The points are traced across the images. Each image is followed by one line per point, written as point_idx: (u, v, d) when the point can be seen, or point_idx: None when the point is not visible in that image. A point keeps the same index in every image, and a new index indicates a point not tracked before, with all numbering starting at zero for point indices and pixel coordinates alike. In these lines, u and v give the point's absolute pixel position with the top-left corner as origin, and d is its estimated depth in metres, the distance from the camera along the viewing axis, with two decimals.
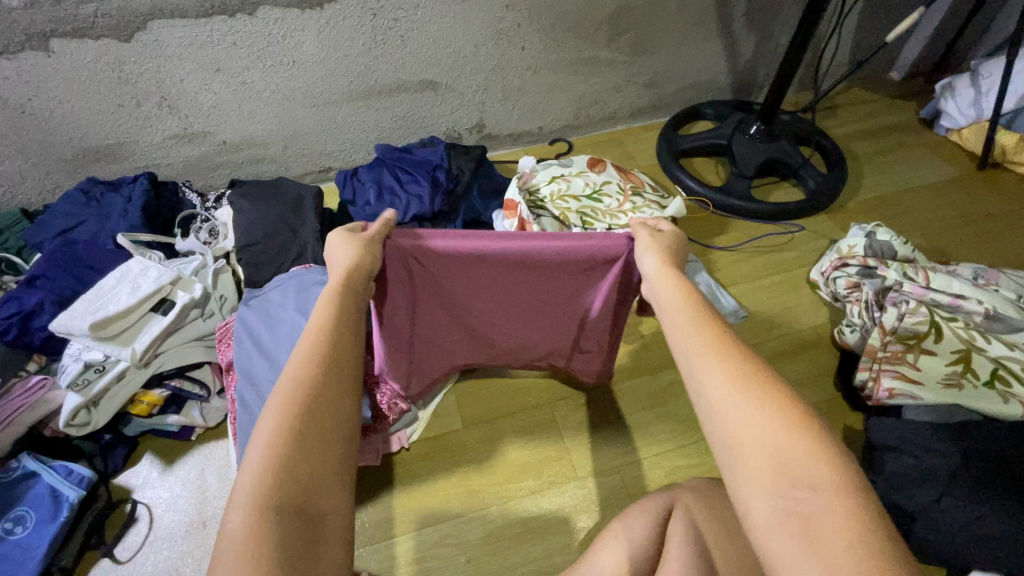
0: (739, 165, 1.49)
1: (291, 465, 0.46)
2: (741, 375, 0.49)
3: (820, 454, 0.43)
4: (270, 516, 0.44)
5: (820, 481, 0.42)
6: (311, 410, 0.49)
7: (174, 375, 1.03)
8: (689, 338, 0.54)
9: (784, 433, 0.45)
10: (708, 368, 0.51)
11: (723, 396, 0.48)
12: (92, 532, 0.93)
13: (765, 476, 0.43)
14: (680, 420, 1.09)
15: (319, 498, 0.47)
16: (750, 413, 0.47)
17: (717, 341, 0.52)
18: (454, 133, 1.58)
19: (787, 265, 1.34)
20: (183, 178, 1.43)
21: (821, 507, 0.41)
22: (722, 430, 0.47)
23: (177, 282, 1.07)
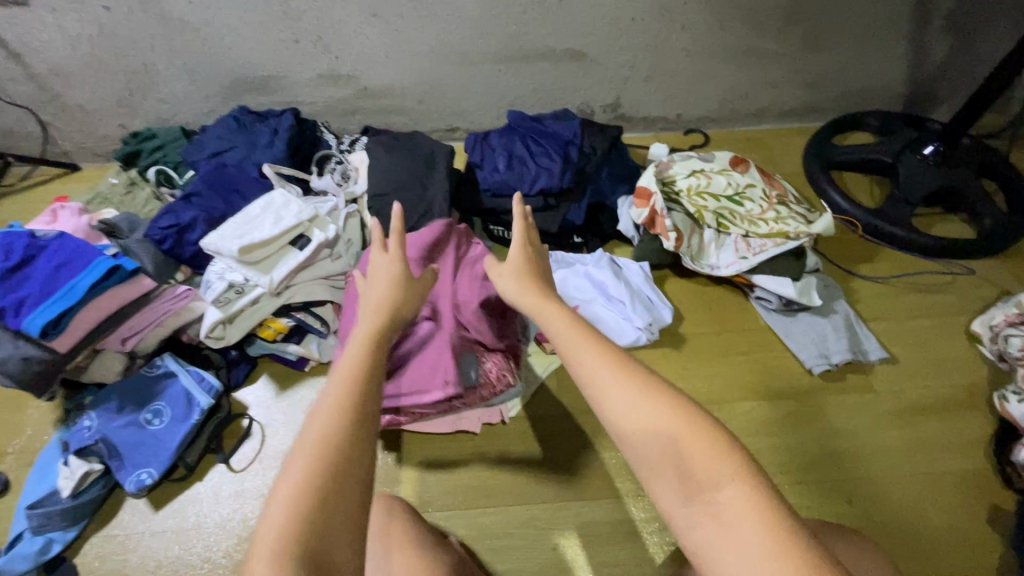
0: (902, 188, 1.32)
1: (311, 519, 0.45)
2: (640, 384, 0.52)
3: (718, 452, 0.47)
4: (291, 566, 0.42)
5: (722, 477, 0.46)
6: (325, 447, 0.49)
7: (300, 308, 1.07)
8: (580, 362, 0.56)
9: (675, 440, 0.48)
10: (609, 387, 0.53)
11: (629, 418, 0.51)
12: (214, 438, 1.00)
13: (675, 486, 0.47)
14: (798, 456, 0.99)
15: (328, 541, 0.45)
16: (649, 425, 0.49)
17: (606, 358, 0.55)
18: (587, 110, 1.51)
19: (944, 309, 1.18)
20: (322, 118, 1.47)
21: (730, 500, 0.45)
22: (631, 448, 0.50)
23: (314, 220, 1.10)
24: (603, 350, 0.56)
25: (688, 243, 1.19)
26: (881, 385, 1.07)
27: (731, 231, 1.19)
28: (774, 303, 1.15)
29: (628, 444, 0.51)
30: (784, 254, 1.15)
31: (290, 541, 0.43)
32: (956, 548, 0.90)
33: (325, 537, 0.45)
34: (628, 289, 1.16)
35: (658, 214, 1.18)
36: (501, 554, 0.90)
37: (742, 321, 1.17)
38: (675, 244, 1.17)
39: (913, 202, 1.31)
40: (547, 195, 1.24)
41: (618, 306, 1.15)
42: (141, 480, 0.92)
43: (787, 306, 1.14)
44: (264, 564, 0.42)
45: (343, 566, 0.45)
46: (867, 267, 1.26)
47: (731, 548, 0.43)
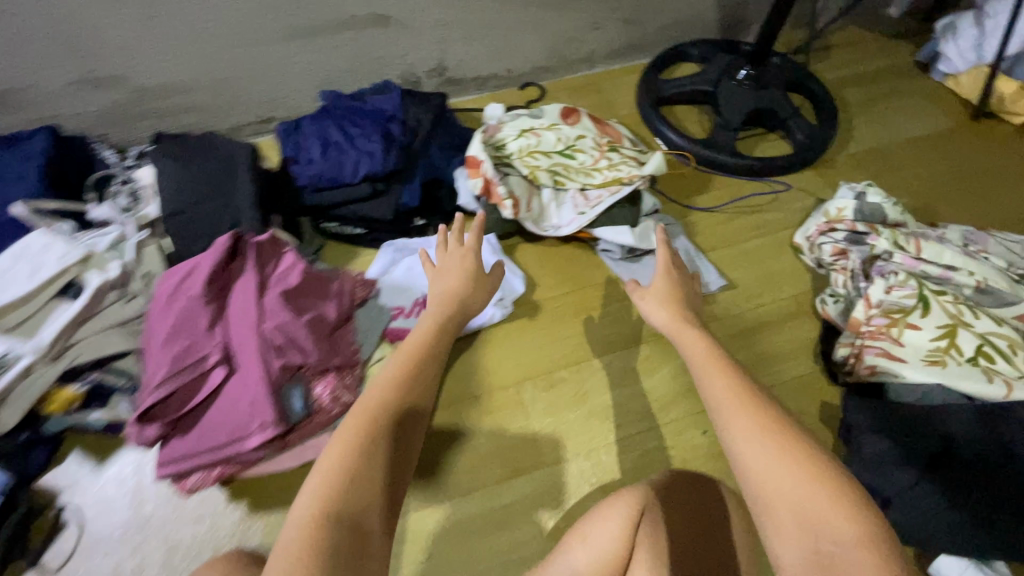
0: (724, 115, 1.36)
1: (352, 476, 0.56)
2: (766, 427, 0.60)
3: (841, 500, 0.53)
4: (328, 523, 0.53)
5: (842, 534, 0.51)
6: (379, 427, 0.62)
7: (94, 368, 0.90)
8: (714, 390, 0.66)
9: (806, 488, 0.54)
10: (734, 421, 0.61)
11: (757, 460, 0.58)
12: (13, 544, 0.84)
13: (792, 528, 0.53)
14: (656, 399, 1.02)
15: (363, 514, 0.55)
16: (774, 462, 0.57)
17: (738, 394, 0.64)
18: (411, 78, 1.39)
19: (771, 227, 1.26)
20: (96, 132, 1.23)
21: (847, 544, 0.50)
22: (752, 481, 0.57)
23: (88, 262, 0.94)
24: (736, 385, 0.66)
25: (528, 206, 1.15)
26: (723, 311, 1.12)
27: (568, 187, 1.17)
28: (618, 252, 1.15)
29: (751, 479, 0.57)
30: (620, 202, 1.15)
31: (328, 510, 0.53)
32: None
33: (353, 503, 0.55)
34: None
35: (491, 182, 1.13)
36: None
37: (593, 275, 1.16)
38: (513, 210, 1.12)
39: (736, 126, 1.36)
40: (375, 181, 1.14)
41: None
42: None
43: (630, 254, 1.15)
44: (311, 517, 0.53)
45: (371, 539, 0.54)
46: (703, 198, 1.30)
47: None
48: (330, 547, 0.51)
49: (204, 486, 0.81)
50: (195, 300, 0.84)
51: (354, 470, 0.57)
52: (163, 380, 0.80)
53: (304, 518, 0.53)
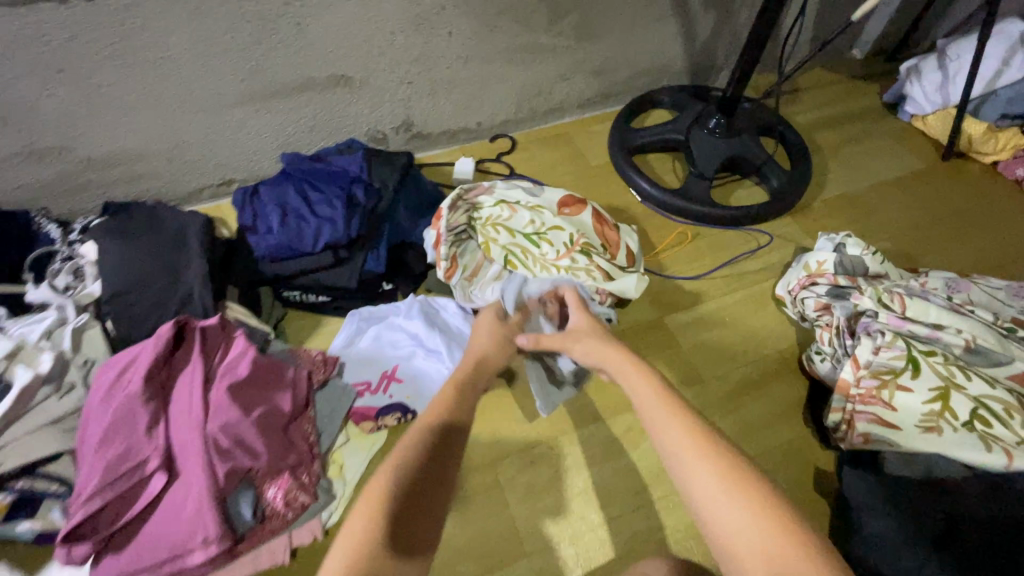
0: (698, 164, 1.34)
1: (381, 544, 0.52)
2: (725, 469, 0.53)
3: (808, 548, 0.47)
4: None
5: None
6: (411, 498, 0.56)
7: (20, 475, 0.82)
8: (659, 431, 0.58)
9: (783, 543, 0.47)
10: (694, 465, 0.54)
11: (707, 492, 0.52)
12: None
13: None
14: (641, 474, 0.96)
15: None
16: (733, 505, 0.50)
17: (695, 436, 0.56)
18: (377, 135, 1.36)
19: (751, 279, 1.23)
20: (37, 205, 1.14)
21: None
22: (716, 530, 0.50)
23: (19, 353, 0.86)
24: (692, 429, 0.57)
25: (469, 277, 1.11)
26: (706, 372, 1.07)
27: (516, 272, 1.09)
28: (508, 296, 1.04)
29: (710, 530, 0.51)
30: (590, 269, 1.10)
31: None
32: None
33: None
34: (441, 332, 1.06)
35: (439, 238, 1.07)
36: None
37: None
38: (446, 276, 1.09)
39: (710, 175, 1.34)
40: (338, 248, 1.09)
41: (437, 357, 1.04)
42: None
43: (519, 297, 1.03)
44: None
45: None
46: (680, 251, 1.27)
47: None
48: None
49: None
50: (134, 398, 0.78)
51: (390, 528, 0.53)
52: (94, 493, 0.73)
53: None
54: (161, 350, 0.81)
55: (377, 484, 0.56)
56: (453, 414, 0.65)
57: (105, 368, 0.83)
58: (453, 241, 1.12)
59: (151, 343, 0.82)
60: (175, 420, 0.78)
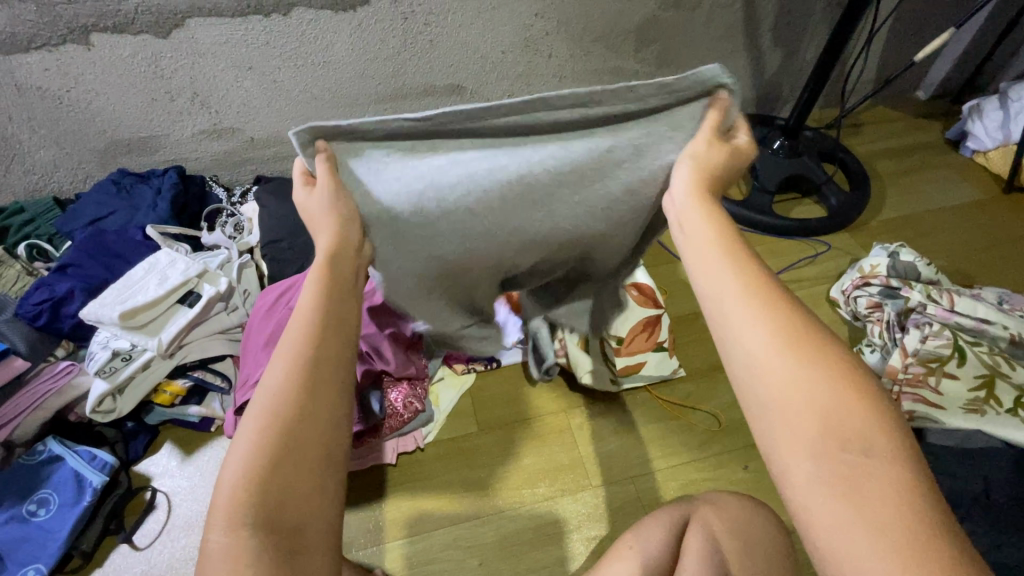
0: (761, 179, 1.48)
1: (264, 483, 0.45)
2: (788, 333, 0.46)
3: (871, 417, 0.42)
4: (251, 532, 0.43)
5: (874, 447, 0.40)
6: (293, 431, 0.47)
7: (197, 366, 1.06)
8: (721, 285, 0.50)
9: (848, 405, 0.42)
10: (753, 322, 0.47)
11: (763, 349, 0.46)
12: (112, 517, 0.94)
13: (812, 442, 0.42)
14: (697, 433, 1.08)
15: (295, 512, 0.45)
16: (792, 363, 0.44)
17: (759, 291, 0.49)
18: None
19: (807, 281, 1.34)
20: (210, 172, 1.44)
21: (873, 470, 0.40)
22: (763, 386, 0.45)
23: (204, 275, 1.08)
24: (753, 284, 0.49)
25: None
26: None
27: None
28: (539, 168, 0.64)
29: (758, 386, 0.45)
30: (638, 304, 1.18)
31: (254, 505, 0.44)
32: None
33: (291, 495, 0.45)
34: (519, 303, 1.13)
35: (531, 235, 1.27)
36: None
37: None
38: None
39: (772, 189, 1.47)
40: None
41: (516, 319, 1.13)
42: None
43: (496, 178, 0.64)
44: (230, 532, 0.43)
45: (307, 531, 0.46)
46: None
47: (845, 522, 0.39)
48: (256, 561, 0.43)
49: None
50: (291, 311, 0.98)
51: (288, 451, 0.46)
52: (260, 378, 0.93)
53: (224, 507, 0.44)
54: None
55: (264, 402, 0.48)
56: (331, 313, 0.53)
57: (272, 287, 1.04)
58: None
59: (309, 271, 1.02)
60: None
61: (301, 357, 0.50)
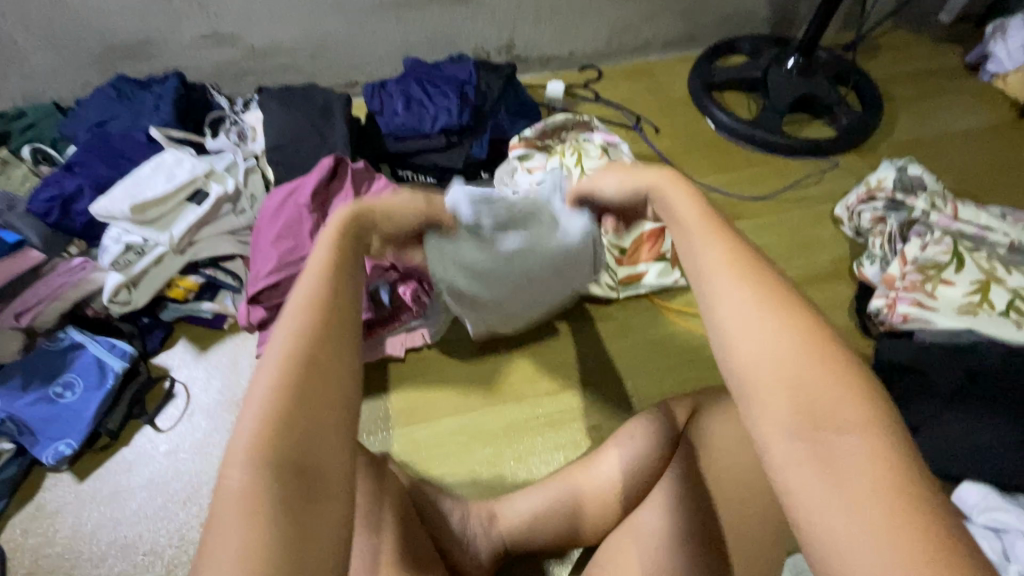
0: (772, 98, 1.45)
1: (287, 418, 0.39)
2: (764, 298, 0.42)
3: (850, 394, 0.38)
4: (274, 471, 0.37)
5: (849, 421, 0.37)
6: (312, 374, 0.41)
7: (209, 265, 1.07)
8: (695, 260, 0.47)
9: (828, 380, 0.38)
10: (720, 289, 0.43)
11: (734, 322, 0.42)
12: (135, 402, 0.99)
13: (784, 417, 0.38)
14: (695, 337, 1.11)
15: (318, 450, 0.39)
16: (765, 325, 0.41)
17: (732, 257, 0.45)
18: (482, 53, 1.53)
19: (813, 200, 1.33)
20: (211, 82, 1.42)
21: (851, 445, 0.36)
22: (735, 358, 0.41)
23: (211, 176, 1.08)
24: (729, 249, 0.46)
25: (523, 166, 1.23)
26: None
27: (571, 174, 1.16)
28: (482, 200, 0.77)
29: (731, 360, 0.41)
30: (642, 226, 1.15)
31: (276, 444, 0.38)
32: None
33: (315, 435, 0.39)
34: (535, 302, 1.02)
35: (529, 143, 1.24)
36: (437, 461, 0.95)
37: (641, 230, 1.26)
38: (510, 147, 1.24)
39: (783, 108, 1.44)
40: (450, 134, 1.27)
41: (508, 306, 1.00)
42: (60, 451, 0.91)
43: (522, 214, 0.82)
44: (248, 475, 0.37)
45: (331, 478, 0.39)
46: (746, 173, 1.39)
47: (818, 504, 0.36)
48: (275, 507, 0.36)
49: None
50: (303, 209, 0.99)
51: (311, 401, 0.40)
52: (273, 270, 0.95)
53: (238, 461, 0.37)
54: (320, 178, 1.01)
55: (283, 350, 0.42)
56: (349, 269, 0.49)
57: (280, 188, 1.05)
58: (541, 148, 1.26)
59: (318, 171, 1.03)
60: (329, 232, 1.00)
61: (317, 303, 0.45)
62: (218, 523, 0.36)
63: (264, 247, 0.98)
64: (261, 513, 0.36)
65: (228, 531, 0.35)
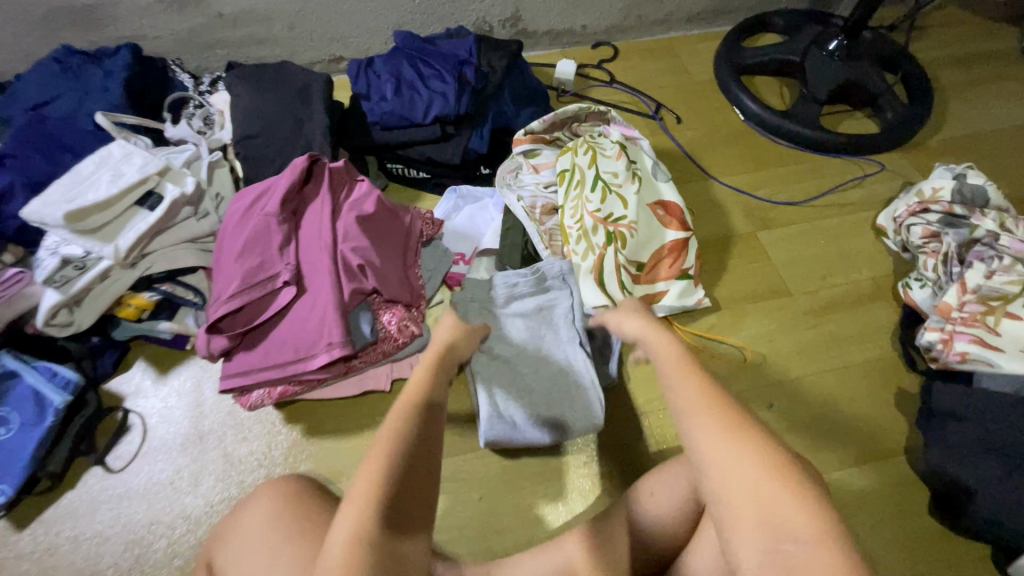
0: (810, 86, 1.28)
1: (385, 511, 0.49)
2: (730, 427, 0.47)
3: (806, 509, 0.43)
4: (364, 559, 0.46)
5: (806, 535, 0.42)
6: (407, 476, 0.51)
7: (166, 279, 0.93)
8: (674, 389, 0.51)
9: (788, 500, 0.43)
10: (697, 416, 0.48)
11: (702, 446, 0.47)
12: (82, 438, 0.86)
13: (755, 537, 0.43)
14: (720, 367, 0.98)
15: (400, 538, 0.49)
16: (732, 450, 0.45)
17: (704, 390, 0.50)
18: (484, 26, 1.34)
19: (851, 206, 1.19)
20: (172, 55, 1.24)
21: (812, 560, 0.41)
22: (709, 482, 0.46)
23: (166, 173, 0.93)
24: (702, 384, 0.50)
25: (529, 163, 1.07)
26: (794, 287, 1.07)
27: (583, 176, 1.00)
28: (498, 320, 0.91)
29: (707, 483, 0.46)
30: (663, 240, 1.00)
31: (370, 532, 0.47)
32: (869, 430, 0.94)
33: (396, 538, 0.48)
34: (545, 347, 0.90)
35: (535, 137, 1.08)
36: None
37: None
38: (514, 143, 1.08)
39: (822, 98, 1.27)
40: (445, 123, 1.10)
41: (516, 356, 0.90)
42: None
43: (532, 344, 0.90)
44: (345, 557, 0.46)
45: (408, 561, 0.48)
46: (778, 173, 1.24)
47: None
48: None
49: (265, 403, 0.83)
50: (271, 219, 0.84)
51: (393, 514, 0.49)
52: (235, 294, 0.80)
53: (336, 563, 0.46)
54: (291, 181, 0.86)
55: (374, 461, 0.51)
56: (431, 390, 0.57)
57: (245, 191, 0.89)
58: (548, 142, 1.10)
59: (288, 173, 0.87)
60: (302, 247, 0.85)
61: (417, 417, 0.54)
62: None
63: (225, 264, 0.83)
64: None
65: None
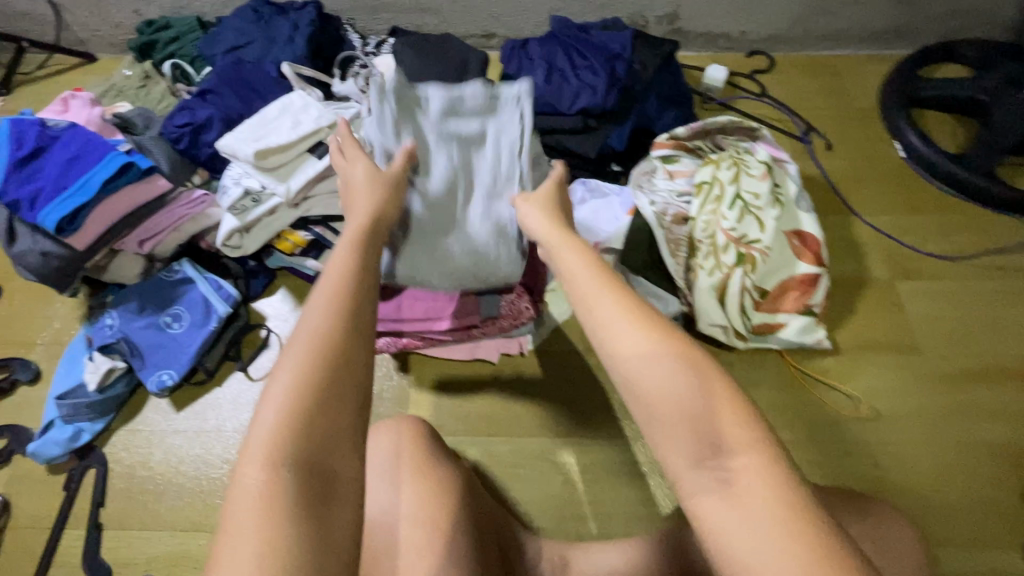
0: (990, 132, 1.12)
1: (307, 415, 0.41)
2: (657, 333, 0.45)
3: (741, 418, 0.40)
4: (287, 462, 0.40)
5: (738, 445, 0.39)
6: (341, 376, 0.44)
7: (320, 222, 1.02)
8: (596, 304, 0.48)
9: (712, 403, 0.41)
10: (620, 327, 0.45)
11: (627, 358, 0.44)
12: (233, 344, 1.00)
13: (686, 450, 0.40)
14: (828, 412, 0.95)
15: (329, 450, 0.42)
16: (646, 350, 0.44)
17: (629, 301, 0.47)
18: (639, 20, 1.32)
19: (1015, 271, 1.08)
20: (346, 15, 1.34)
21: (752, 474, 0.38)
22: (636, 396, 0.43)
23: (335, 127, 1.02)
24: (621, 292, 0.48)
25: (665, 168, 1.05)
26: (928, 346, 1.00)
27: (723, 191, 0.98)
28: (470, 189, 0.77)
29: (635, 399, 0.43)
30: (793, 273, 0.97)
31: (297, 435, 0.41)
32: (987, 517, 0.87)
33: (330, 438, 0.42)
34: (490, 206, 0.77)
35: (678, 143, 1.06)
36: (511, 483, 0.90)
37: None
38: (656, 145, 1.06)
39: (1004, 147, 1.12)
40: (589, 116, 1.12)
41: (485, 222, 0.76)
42: (162, 381, 0.93)
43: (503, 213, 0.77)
44: (264, 468, 0.40)
45: (340, 476, 0.42)
46: (933, 221, 1.14)
47: (738, 534, 0.37)
48: (293, 494, 0.39)
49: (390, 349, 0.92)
50: None
51: (321, 407, 0.42)
52: None
53: (257, 485, 0.39)
54: None
55: (312, 326, 0.45)
56: (366, 274, 0.51)
57: None
58: (689, 150, 1.07)
59: None
60: None
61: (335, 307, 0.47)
62: (241, 513, 0.38)
63: None
64: (275, 505, 0.38)
65: (248, 526, 0.38)
